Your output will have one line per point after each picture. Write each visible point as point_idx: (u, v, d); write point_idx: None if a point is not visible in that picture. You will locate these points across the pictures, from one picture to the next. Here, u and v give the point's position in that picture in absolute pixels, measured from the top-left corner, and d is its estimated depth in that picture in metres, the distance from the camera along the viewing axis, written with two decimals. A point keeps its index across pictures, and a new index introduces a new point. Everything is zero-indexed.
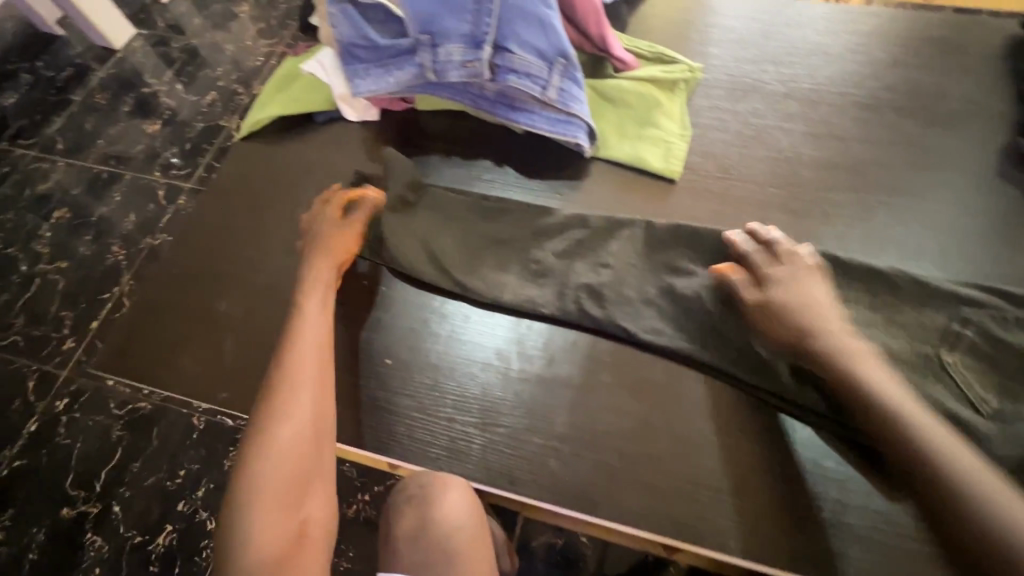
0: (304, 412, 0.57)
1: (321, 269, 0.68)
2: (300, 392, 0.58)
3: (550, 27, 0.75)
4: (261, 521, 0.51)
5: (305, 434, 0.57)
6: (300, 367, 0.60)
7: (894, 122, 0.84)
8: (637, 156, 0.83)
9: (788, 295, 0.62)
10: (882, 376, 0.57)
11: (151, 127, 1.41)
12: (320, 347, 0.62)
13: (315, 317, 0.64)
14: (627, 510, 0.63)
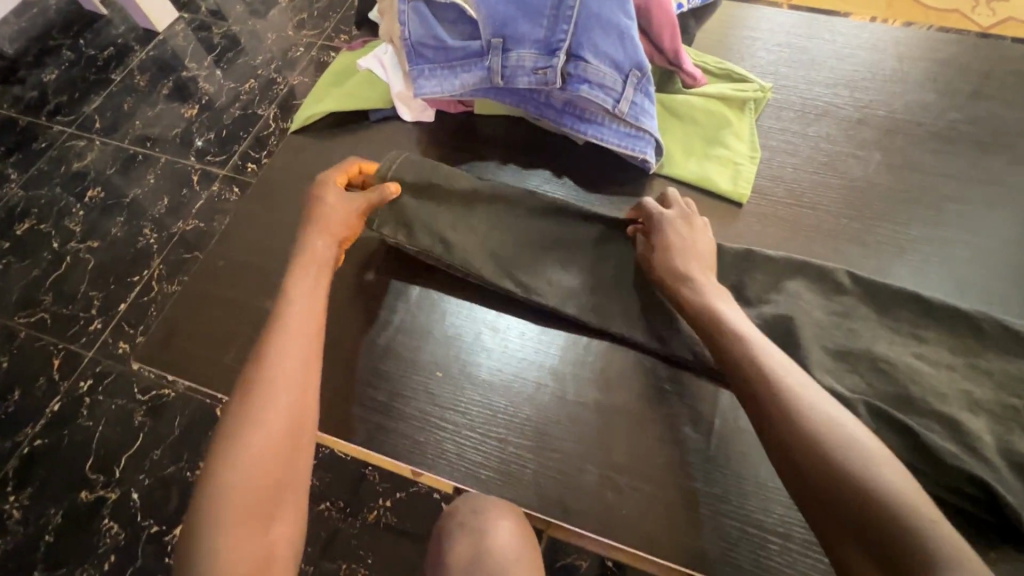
0: (279, 414, 0.54)
1: (311, 260, 0.65)
2: (276, 391, 0.55)
3: (628, 38, 0.72)
4: (229, 527, 0.49)
5: (278, 437, 0.54)
6: (279, 366, 0.57)
7: (974, 157, 0.80)
8: (704, 176, 0.79)
9: (671, 252, 0.66)
10: (752, 327, 0.59)
11: (189, 111, 1.40)
12: (305, 343, 0.59)
13: (305, 305, 0.61)
14: (686, 550, 0.59)
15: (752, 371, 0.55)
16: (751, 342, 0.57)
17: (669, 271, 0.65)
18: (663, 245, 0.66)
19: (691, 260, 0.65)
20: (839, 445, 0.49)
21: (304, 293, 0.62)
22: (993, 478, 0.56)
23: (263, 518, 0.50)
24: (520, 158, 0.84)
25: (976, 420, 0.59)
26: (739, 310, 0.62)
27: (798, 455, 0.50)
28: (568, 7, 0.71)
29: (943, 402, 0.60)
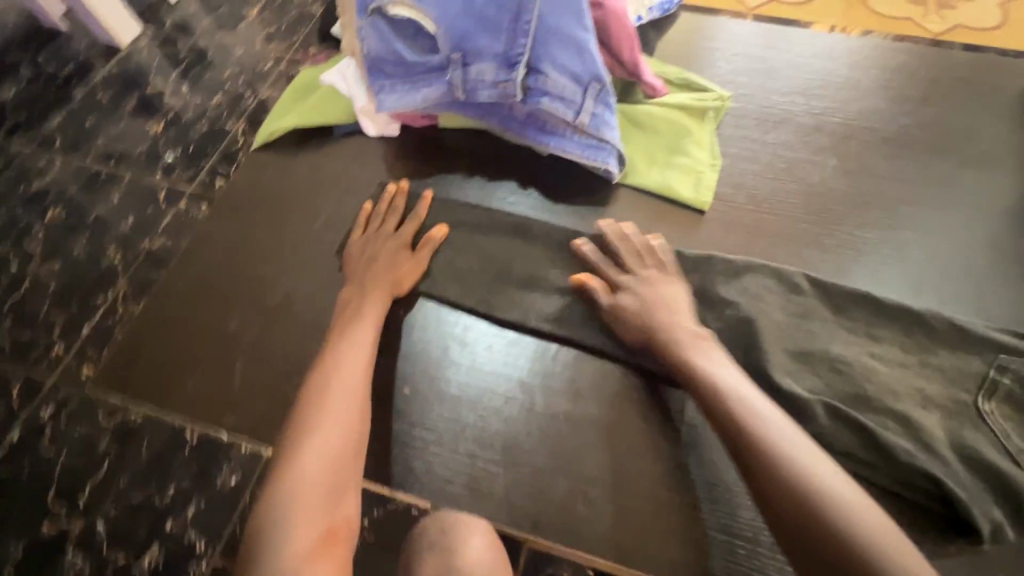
0: (349, 414, 0.61)
1: (376, 284, 0.70)
2: (349, 393, 0.62)
3: (586, 51, 0.73)
4: (294, 510, 0.53)
5: (349, 434, 0.60)
6: (350, 372, 0.63)
7: (926, 160, 0.83)
8: (666, 185, 0.81)
9: (636, 300, 0.66)
10: (733, 376, 0.59)
11: (154, 127, 1.37)
12: (365, 358, 0.65)
13: (364, 326, 0.67)
14: (657, 558, 0.60)
15: (721, 400, 0.57)
16: (725, 388, 0.58)
17: (641, 329, 0.65)
18: (626, 306, 0.66)
19: (667, 314, 0.64)
20: (801, 456, 0.53)
21: (373, 312, 0.68)
22: (945, 472, 0.57)
23: (325, 506, 0.55)
24: (485, 170, 0.84)
25: (929, 417, 0.61)
26: (723, 359, 0.61)
27: (763, 471, 0.53)
28: (526, 20, 0.72)
29: (897, 399, 0.62)
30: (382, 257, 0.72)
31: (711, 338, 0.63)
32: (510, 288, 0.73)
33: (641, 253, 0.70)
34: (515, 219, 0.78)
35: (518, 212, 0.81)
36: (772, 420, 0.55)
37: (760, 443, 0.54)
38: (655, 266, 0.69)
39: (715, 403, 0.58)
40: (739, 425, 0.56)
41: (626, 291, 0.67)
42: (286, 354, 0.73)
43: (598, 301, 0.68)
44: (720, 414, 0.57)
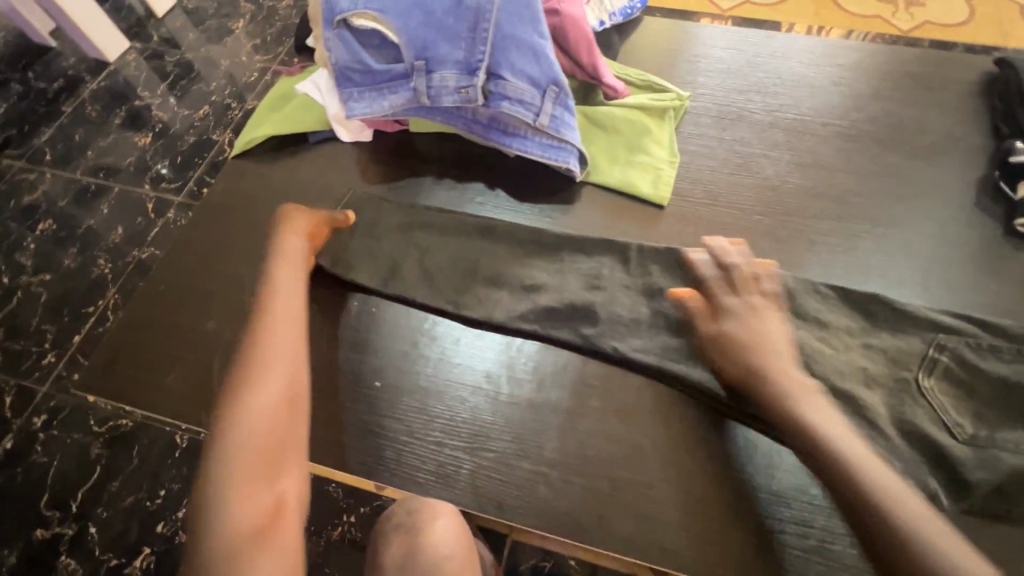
0: (278, 381, 0.59)
1: (294, 262, 0.71)
2: (280, 361, 0.61)
3: (543, 56, 0.77)
4: (236, 484, 0.52)
5: (282, 399, 0.59)
6: (281, 341, 0.62)
7: (877, 153, 0.87)
8: (627, 182, 0.84)
9: (742, 330, 0.65)
10: (832, 418, 0.58)
11: (141, 139, 1.40)
12: (294, 326, 0.64)
13: (290, 293, 0.67)
14: (616, 536, 0.62)
15: (818, 441, 0.57)
16: (809, 415, 0.58)
17: (739, 362, 0.64)
18: (727, 333, 0.66)
19: (769, 354, 0.63)
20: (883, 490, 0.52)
21: (290, 285, 0.68)
22: (885, 446, 0.61)
23: (268, 474, 0.53)
24: (455, 173, 0.88)
25: (872, 395, 0.64)
26: (828, 406, 0.60)
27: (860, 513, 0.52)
28: (485, 28, 0.75)
29: (841, 378, 0.65)
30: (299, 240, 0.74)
31: (817, 386, 0.61)
32: (475, 285, 0.76)
33: (754, 283, 0.69)
34: (483, 219, 0.81)
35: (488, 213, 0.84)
36: (851, 449, 0.55)
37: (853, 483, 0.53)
38: (767, 299, 0.68)
39: (808, 445, 0.57)
40: (836, 465, 0.55)
41: (730, 317, 0.67)
42: None
43: (699, 326, 0.68)
44: (805, 436, 0.58)
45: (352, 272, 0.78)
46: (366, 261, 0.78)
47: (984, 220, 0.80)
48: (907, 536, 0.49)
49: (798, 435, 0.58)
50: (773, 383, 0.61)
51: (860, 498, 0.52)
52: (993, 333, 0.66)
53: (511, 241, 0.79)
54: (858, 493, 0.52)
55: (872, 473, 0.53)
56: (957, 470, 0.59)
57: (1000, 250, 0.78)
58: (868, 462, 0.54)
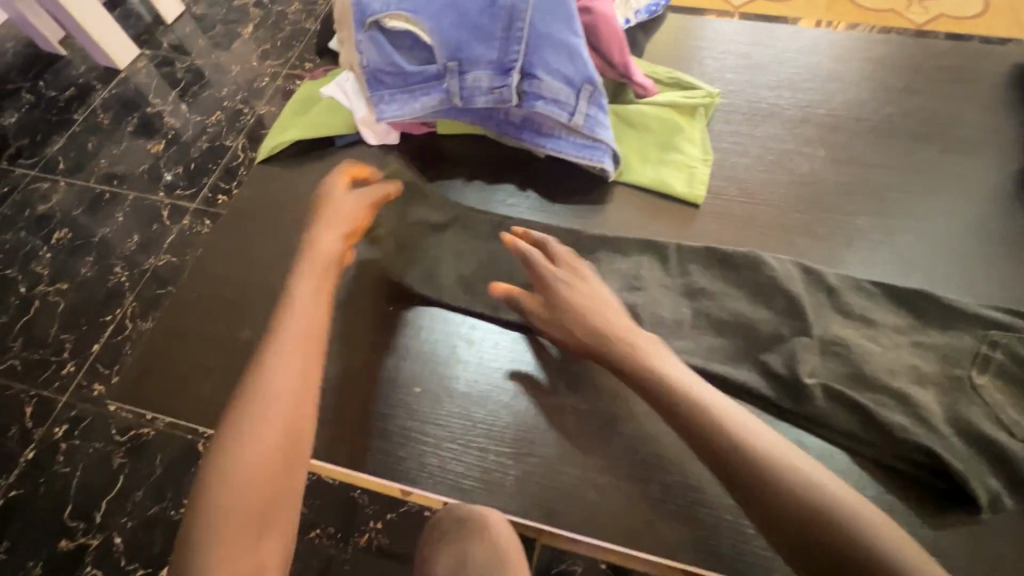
0: (276, 420, 0.56)
1: (314, 272, 0.67)
2: (281, 401, 0.57)
3: (577, 54, 0.76)
4: (218, 547, 0.49)
5: (278, 436, 0.55)
6: (281, 376, 0.58)
7: (910, 147, 0.86)
8: (661, 181, 0.83)
9: (578, 297, 0.67)
10: (696, 381, 0.60)
11: (155, 146, 1.40)
12: (300, 357, 0.60)
13: (301, 318, 0.62)
14: (666, 541, 0.61)
15: (730, 433, 0.54)
16: (679, 387, 0.58)
17: (588, 329, 0.65)
18: (567, 302, 0.67)
19: (609, 313, 0.66)
20: (865, 522, 0.49)
21: (304, 307, 0.63)
22: (942, 445, 0.59)
23: (253, 535, 0.51)
24: (484, 174, 0.87)
25: (924, 393, 0.63)
26: (679, 363, 0.62)
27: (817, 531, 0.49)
28: (518, 27, 0.74)
29: (892, 376, 0.64)
30: (332, 242, 0.70)
31: (660, 341, 0.64)
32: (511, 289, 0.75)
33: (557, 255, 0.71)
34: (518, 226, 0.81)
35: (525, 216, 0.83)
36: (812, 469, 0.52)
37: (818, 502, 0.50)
38: (573, 270, 0.69)
39: (694, 430, 0.56)
40: (776, 473, 0.52)
41: (554, 290, 0.68)
42: None
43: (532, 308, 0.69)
44: (681, 413, 0.57)
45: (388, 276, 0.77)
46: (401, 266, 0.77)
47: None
48: (841, 539, 0.48)
49: (675, 416, 0.58)
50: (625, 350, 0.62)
51: (772, 496, 0.51)
52: None
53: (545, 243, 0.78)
54: (794, 503, 0.50)
55: (794, 469, 0.52)
56: (1017, 469, 0.58)
57: None
58: (777, 453, 0.53)
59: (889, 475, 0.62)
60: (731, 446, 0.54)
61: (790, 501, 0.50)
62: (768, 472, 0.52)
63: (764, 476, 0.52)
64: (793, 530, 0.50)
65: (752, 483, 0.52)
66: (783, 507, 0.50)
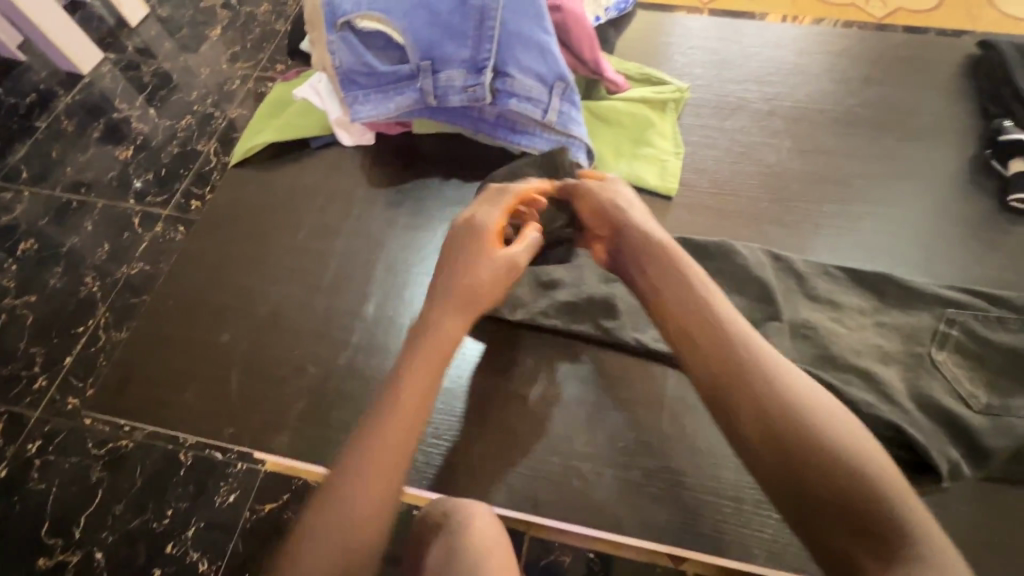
0: (385, 478, 0.53)
1: (445, 331, 0.62)
2: (384, 464, 0.53)
3: (549, 52, 0.77)
4: None
5: (385, 496, 0.53)
6: (386, 437, 0.55)
7: (870, 136, 0.89)
8: (635, 175, 0.85)
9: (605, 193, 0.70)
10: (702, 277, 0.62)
11: (123, 153, 1.37)
12: (407, 420, 0.56)
13: (416, 379, 0.58)
14: (650, 524, 0.63)
15: (718, 316, 0.56)
16: (707, 304, 0.57)
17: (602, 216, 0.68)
18: (606, 206, 0.68)
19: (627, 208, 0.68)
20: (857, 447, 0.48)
21: (419, 367, 0.59)
22: (906, 420, 0.62)
23: None
24: (461, 173, 0.88)
25: (888, 370, 0.66)
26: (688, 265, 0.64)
27: (802, 427, 0.48)
28: (490, 26, 0.75)
29: (857, 356, 0.67)
30: (450, 325, 0.62)
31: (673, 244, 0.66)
32: None
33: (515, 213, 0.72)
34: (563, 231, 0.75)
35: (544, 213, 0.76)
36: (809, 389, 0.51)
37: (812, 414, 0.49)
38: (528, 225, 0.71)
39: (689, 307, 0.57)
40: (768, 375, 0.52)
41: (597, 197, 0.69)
42: (280, 362, 0.75)
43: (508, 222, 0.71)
44: (696, 330, 0.56)
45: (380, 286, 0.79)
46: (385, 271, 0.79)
47: (978, 196, 0.83)
48: (845, 477, 0.46)
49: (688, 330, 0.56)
50: (647, 254, 0.62)
51: (760, 396, 0.50)
52: (1000, 306, 0.68)
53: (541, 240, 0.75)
54: (783, 408, 0.49)
55: (831, 420, 0.49)
56: (975, 438, 0.61)
57: (996, 224, 0.80)
58: (807, 395, 0.51)
59: None
60: (750, 379, 0.51)
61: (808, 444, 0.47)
62: (789, 412, 0.49)
63: (787, 415, 0.49)
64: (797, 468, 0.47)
65: (766, 417, 0.49)
66: (794, 444, 0.48)
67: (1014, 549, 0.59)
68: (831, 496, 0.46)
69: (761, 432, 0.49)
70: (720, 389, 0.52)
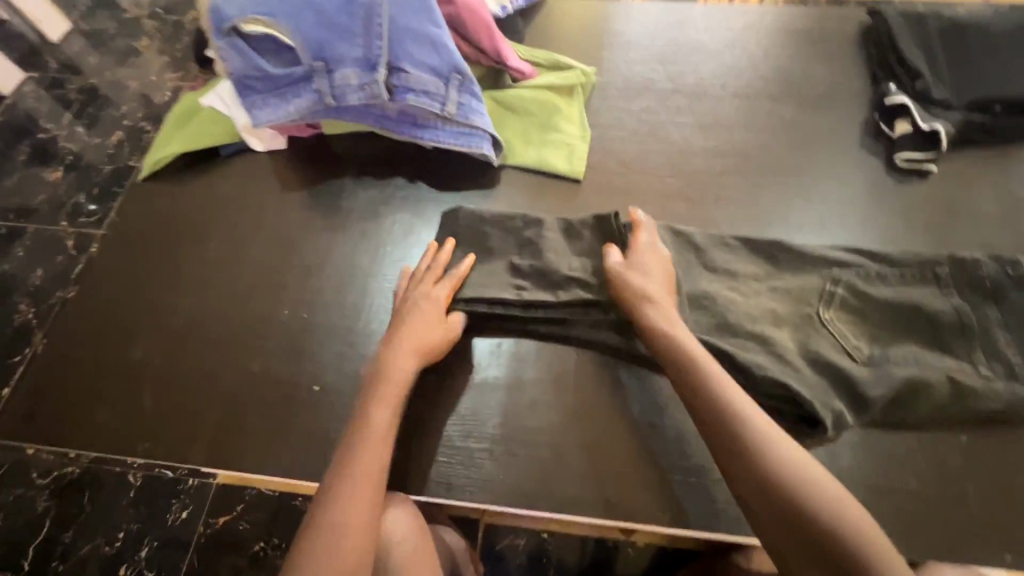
0: (369, 486, 0.59)
1: (410, 355, 0.67)
2: (362, 483, 0.59)
3: (441, 45, 0.78)
4: None
5: (370, 508, 0.58)
6: (362, 461, 0.60)
7: (772, 108, 0.92)
8: (543, 161, 0.86)
9: (642, 265, 0.69)
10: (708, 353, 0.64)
11: (53, 174, 1.32)
12: (381, 445, 0.61)
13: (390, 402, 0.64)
14: (562, 497, 0.65)
15: (721, 396, 0.60)
16: (714, 382, 0.60)
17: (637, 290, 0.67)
18: (644, 282, 0.67)
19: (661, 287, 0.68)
20: (844, 510, 0.54)
21: (392, 391, 0.64)
22: (796, 377, 0.65)
23: None
24: (373, 171, 0.88)
25: (780, 332, 0.69)
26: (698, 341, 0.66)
27: (800, 499, 0.55)
28: (379, 24, 0.76)
29: (752, 321, 0.70)
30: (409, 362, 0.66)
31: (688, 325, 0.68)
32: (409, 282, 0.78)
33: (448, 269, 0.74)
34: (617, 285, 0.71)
35: (552, 242, 0.75)
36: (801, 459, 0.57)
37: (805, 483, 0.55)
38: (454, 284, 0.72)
39: (699, 388, 0.60)
40: (767, 452, 0.57)
41: (640, 275, 0.68)
42: (197, 374, 0.75)
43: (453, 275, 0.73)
44: (715, 412, 0.59)
45: (325, 297, 0.79)
46: (322, 281, 0.80)
47: (871, 159, 0.87)
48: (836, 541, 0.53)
49: (712, 412, 0.59)
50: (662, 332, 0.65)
51: (766, 471, 0.56)
52: (879, 262, 0.73)
53: (536, 271, 0.72)
54: (784, 482, 0.55)
55: (824, 488, 0.55)
56: (857, 388, 0.65)
57: (885, 185, 0.84)
58: (797, 454, 0.57)
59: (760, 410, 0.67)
60: (765, 456, 0.56)
61: (818, 521, 0.54)
62: (788, 484, 0.55)
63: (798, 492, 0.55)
64: (807, 541, 0.53)
65: (780, 495, 0.55)
66: (791, 512, 0.54)
67: (892, 486, 0.64)
68: (837, 563, 0.52)
69: (775, 509, 0.55)
70: (739, 470, 0.57)
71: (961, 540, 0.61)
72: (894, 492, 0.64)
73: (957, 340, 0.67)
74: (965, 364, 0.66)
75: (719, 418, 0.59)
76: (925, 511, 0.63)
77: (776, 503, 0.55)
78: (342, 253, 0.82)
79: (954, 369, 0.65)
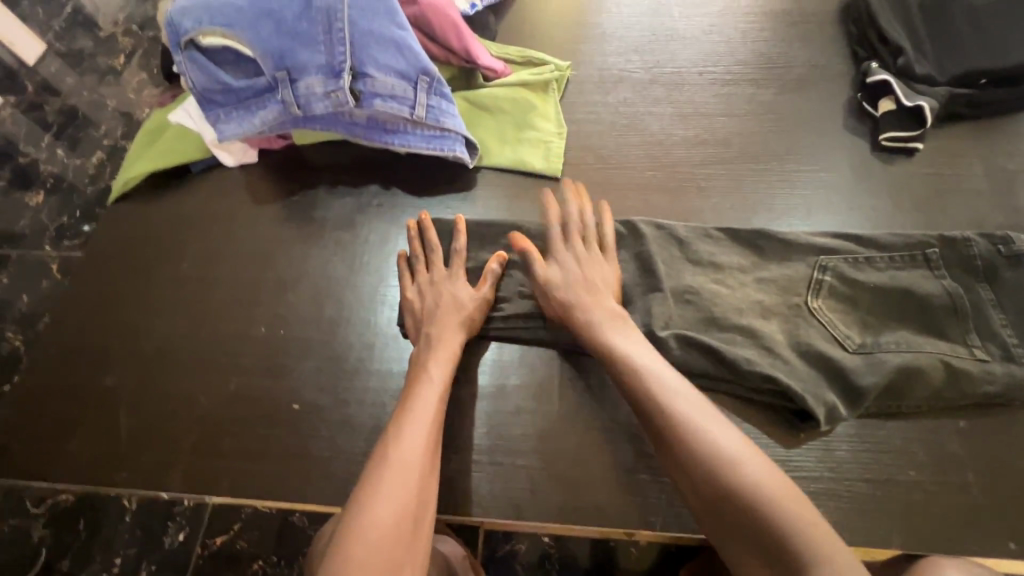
0: (425, 446, 0.60)
1: (454, 322, 0.69)
2: (419, 442, 0.59)
3: (406, 47, 0.76)
4: None
5: (425, 467, 0.59)
6: (419, 423, 0.61)
7: (753, 93, 0.90)
8: (519, 160, 0.84)
9: (566, 274, 0.69)
10: (638, 345, 0.63)
11: (33, 197, 1.30)
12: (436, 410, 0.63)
13: (441, 369, 0.65)
14: (551, 506, 0.64)
15: (637, 380, 0.60)
16: (629, 367, 0.61)
17: (560, 302, 0.68)
18: (563, 291, 0.68)
19: (586, 292, 0.67)
20: (769, 492, 0.52)
21: (442, 359, 0.66)
22: (787, 370, 0.63)
23: None
24: (347, 180, 0.86)
25: (769, 324, 0.67)
26: (631, 330, 0.65)
27: (718, 479, 0.53)
28: (339, 29, 0.74)
29: (740, 315, 0.68)
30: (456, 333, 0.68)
31: (626, 316, 0.66)
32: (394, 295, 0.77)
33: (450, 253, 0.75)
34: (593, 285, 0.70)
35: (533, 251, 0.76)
36: (726, 443, 0.55)
37: (728, 467, 0.53)
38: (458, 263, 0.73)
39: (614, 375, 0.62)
40: (682, 435, 0.56)
41: (557, 265, 0.70)
42: (176, 400, 0.73)
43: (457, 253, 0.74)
44: (628, 386, 0.60)
45: (300, 312, 0.77)
46: (298, 293, 0.78)
47: (856, 140, 0.85)
48: (756, 523, 0.51)
49: (627, 384, 0.61)
50: (581, 327, 0.66)
51: (685, 451, 0.55)
52: (867, 246, 0.71)
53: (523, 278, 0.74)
54: (700, 463, 0.54)
55: (750, 473, 0.53)
56: (849, 379, 0.63)
57: (872, 166, 0.82)
58: (726, 440, 0.55)
59: (754, 406, 0.65)
60: (684, 436, 0.56)
61: (741, 501, 0.52)
62: (704, 465, 0.54)
63: (716, 470, 0.53)
64: (714, 505, 0.53)
65: (700, 475, 0.54)
66: (712, 493, 0.53)
67: (889, 477, 0.62)
68: (761, 541, 0.50)
69: (691, 478, 0.55)
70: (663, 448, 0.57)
71: (965, 529, 0.60)
72: (893, 483, 0.62)
73: (949, 323, 0.65)
74: (959, 346, 0.64)
75: (638, 401, 0.59)
76: (923, 501, 0.61)
77: (692, 473, 0.55)
78: (319, 265, 0.80)
79: (948, 355, 0.63)
